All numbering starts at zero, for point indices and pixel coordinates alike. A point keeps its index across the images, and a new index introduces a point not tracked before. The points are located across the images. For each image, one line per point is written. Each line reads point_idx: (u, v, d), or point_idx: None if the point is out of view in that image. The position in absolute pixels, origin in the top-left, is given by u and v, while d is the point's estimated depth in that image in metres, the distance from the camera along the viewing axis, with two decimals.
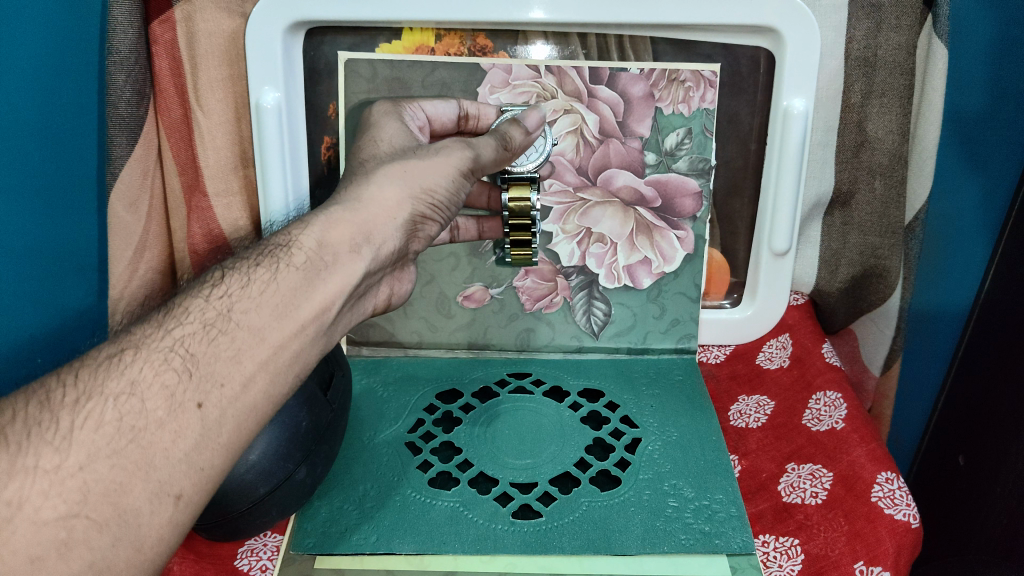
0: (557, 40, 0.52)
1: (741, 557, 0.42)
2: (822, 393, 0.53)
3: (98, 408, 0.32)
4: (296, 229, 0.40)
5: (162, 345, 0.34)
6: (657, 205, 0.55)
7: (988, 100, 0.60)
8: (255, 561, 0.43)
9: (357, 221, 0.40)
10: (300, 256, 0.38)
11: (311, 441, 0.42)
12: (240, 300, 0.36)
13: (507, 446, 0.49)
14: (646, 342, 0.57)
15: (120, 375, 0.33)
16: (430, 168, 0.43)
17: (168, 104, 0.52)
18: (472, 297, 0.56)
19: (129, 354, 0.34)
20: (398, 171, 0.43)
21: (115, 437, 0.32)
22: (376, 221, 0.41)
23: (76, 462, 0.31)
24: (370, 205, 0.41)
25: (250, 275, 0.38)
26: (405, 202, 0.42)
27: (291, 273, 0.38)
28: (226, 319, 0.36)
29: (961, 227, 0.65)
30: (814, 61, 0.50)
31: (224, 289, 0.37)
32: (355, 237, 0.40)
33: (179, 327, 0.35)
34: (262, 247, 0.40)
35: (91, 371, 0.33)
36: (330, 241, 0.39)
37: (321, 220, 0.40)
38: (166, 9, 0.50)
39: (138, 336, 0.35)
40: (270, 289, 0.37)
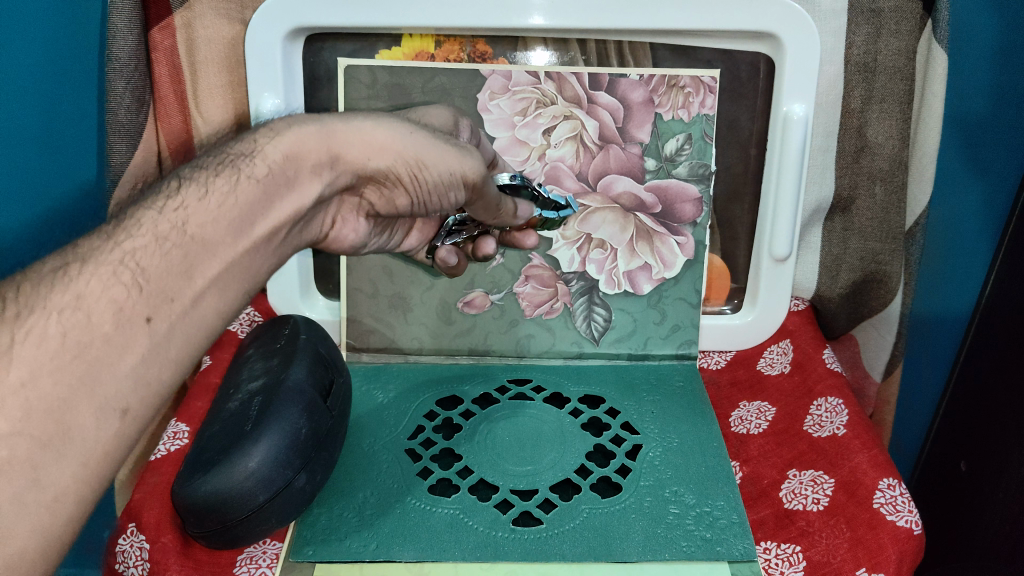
0: (556, 47, 0.52)
1: (742, 564, 0.42)
2: (823, 399, 0.52)
3: (40, 322, 0.29)
4: (262, 138, 0.36)
5: (111, 258, 0.31)
6: (657, 211, 0.54)
7: (990, 103, 0.60)
8: (254, 569, 0.42)
9: (330, 141, 0.37)
10: (262, 169, 0.35)
11: (310, 448, 0.42)
12: (195, 215, 0.33)
13: (501, 449, 0.49)
14: (647, 348, 0.57)
15: (65, 289, 0.30)
16: (431, 146, 0.40)
17: (168, 111, 0.53)
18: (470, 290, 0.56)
19: (75, 267, 0.31)
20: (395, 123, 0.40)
21: (59, 352, 0.29)
22: (351, 148, 0.38)
23: (17, 378, 0.28)
24: (354, 131, 0.38)
25: (208, 185, 0.34)
26: (392, 148, 0.39)
27: (251, 185, 0.34)
28: (180, 232, 0.32)
29: (962, 232, 0.65)
30: (813, 67, 0.50)
31: (181, 200, 0.33)
32: (322, 158, 0.37)
33: (130, 240, 0.32)
34: (220, 155, 0.35)
35: (36, 284, 0.30)
36: (297, 155, 0.36)
37: (292, 132, 0.36)
38: (166, 17, 0.50)
39: (86, 248, 0.31)
40: (230, 203, 0.34)
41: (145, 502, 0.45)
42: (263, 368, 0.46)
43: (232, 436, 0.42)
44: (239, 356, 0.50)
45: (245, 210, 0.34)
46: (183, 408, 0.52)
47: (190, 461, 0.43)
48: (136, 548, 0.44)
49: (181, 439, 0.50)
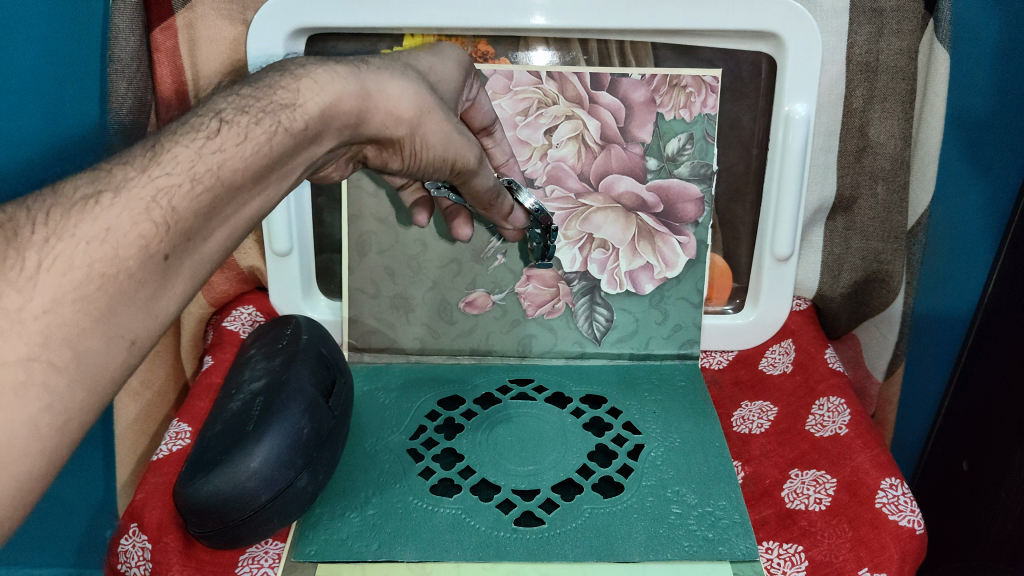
0: (557, 47, 0.53)
1: (744, 564, 0.42)
2: (825, 399, 0.52)
3: (68, 250, 0.28)
4: (302, 86, 0.35)
5: (144, 193, 0.30)
6: (659, 211, 0.54)
7: (991, 102, 0.60)
8: (255, 569, 0.42)
9: (363, 102, 0.37)
10: (299, 124, 0.34)
11: (312, 448, 0.42)
12: (232, 158, 0.32)
13: (501, 449, 0.49)
14: (649, 347, 0.57)
15: (94, 219, 0.29)
16: (444, 128, 0.41)
17: (169, 111, 0.53)
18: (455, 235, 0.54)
19: (107, 197, 0.29)
20: (422, 90, 0.40)
21: (83, 282, 0.28)
22: (377, 108, 0.38)
23: (40, 306, 0.27)
24: (384, 93, 0.38)
25: (248, 131, 0.33)
26: (411, 116, 0.39)
27: (285, 139, 0.34)
28: (214, 177, 0.31)
29: (964, 232, 0.64)
30: (814, 66, 0.50)
31: (218, 142, 0.32)
32: (349, 118, 0.37)
33: (165, 176, 0.30)
34: (262, 95, 0.34)
35: (64, 211, 0.29)
36: (329, 113, 0.35)
37: (330, 87, 0.36)
38: (167, 18, 0.51)
39: (118, 178, 0.30)
40: (265, 154, 0.33)
41: (147, 502, 0.45)
42: (264, 368, 0.46)
43: (233, 436, 0.42)
44: (240, 357, 0.50)
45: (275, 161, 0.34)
46: (184, 409, 0.52)
47: (191, 460, 0.43)
48: (137, 548, 0.43)
49: (182, 439, 0.50)
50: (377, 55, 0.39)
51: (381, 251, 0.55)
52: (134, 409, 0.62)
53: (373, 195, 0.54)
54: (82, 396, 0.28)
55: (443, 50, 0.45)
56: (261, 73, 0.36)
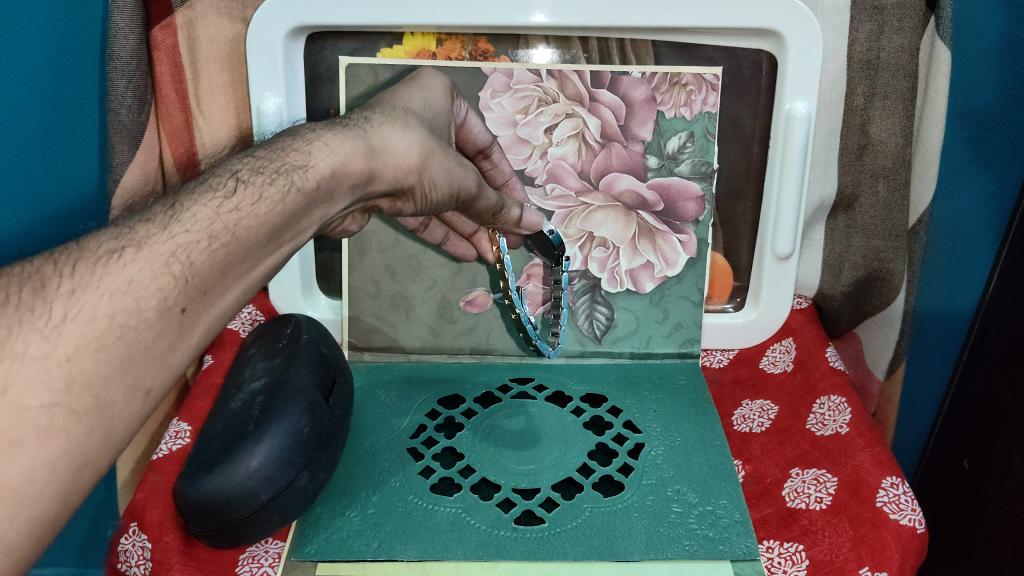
0: (557, 44, 0.52)
1: (745, 563, 0.42)
2: (827, 398, 0.52)
3: (92, 301, 0.29)
4: (311, 148, 0.36)
5: (164, 247, 0.31)
6: (659, 209, 0.54)
7: (994, 98, 0.59)
8: (255, 569, 0.42)
9: (371, 160, 0.39)
10: (312, 185, 0.35)
11: (312, 447, 0.42)
12: (248, 217, 0.33)
13: (500, 449, 0.49)
14: (649, 346, 0.57)
15: (117, 272, 0.30)
16: (448, 165, 0.43)
17: (169, 109, 0.53)
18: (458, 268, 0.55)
19: (129, 252, 0.30)
20: (426, 138, 0.42)
21: (104, 330, 0.29)
22: (386, 164, 0.40)
23: (64, 352, 0.28)
24: (388, 150, 0.40)
25: (262, 190, 0.34)
26: (416, 169, 0.41)
27: (298, 197, 0.35)
28: (230, 233, 0.33)
29: (967, 230, 0.64)
30: (815, 63, 0.50)
31: (234, 202, 0.33)
32: (360, 177, 0.38)
33: (184, 232, 0.32)
34: (272, 158, 0.36)
35: (88, 265, 0.30)
36: (339, 173, 0.37)
37: (339, 147, 0.37)
38: (167, 15, 0.50)
39: (141, 233, 0.31)
40: (279, 211, 0.34)
41: (147, 502, 0.45)
42: (265, 368, 0.46)
43: (233, 436, 0.42)
44: (240, 356, 0.49)
45: (289, 220, 0.35)
46: (184, 408, 0.52)
47: (192, 460, 0.43)
48: (137, 548, 0.43)
49: (182, 438, 0.50)
50: (377, 108, 0.41)
51: (382, 249, 0.55)
52: None
53: None
54: (89, 394, 0.28)
55: (425, 75, 0.46)
56: (275, 138, 0.38)
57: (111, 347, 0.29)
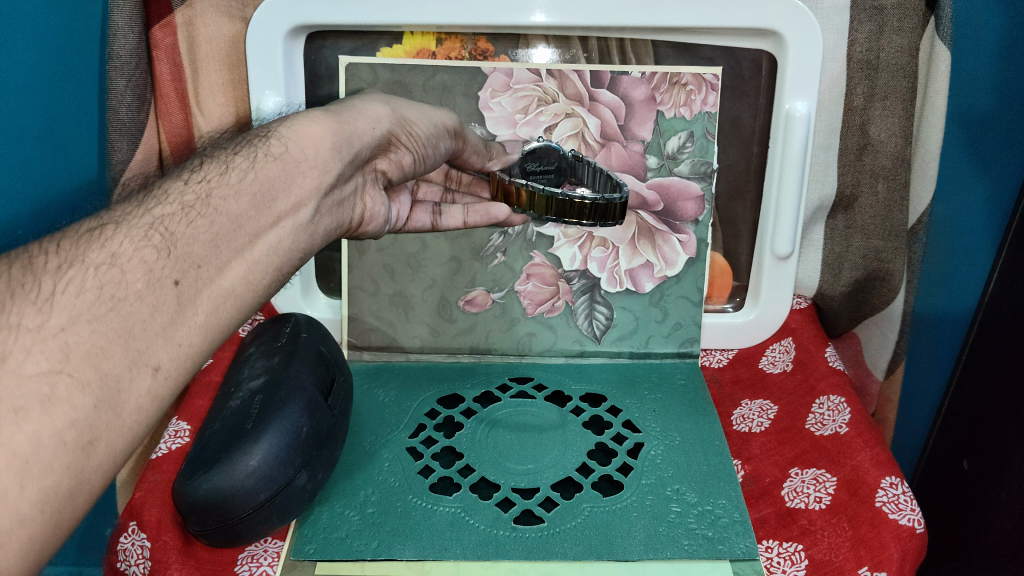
0: (557, 44, 0.52)
1: (744, 563, 0.42)
2: (826, 397, 0.52)
3: (80, 275, 0.30)
4: (276, 125, 0.38)
5: (142, 222, 0.32)
6: (659, 209, 0.54)
7: (993, 100, 0.60)
8: (254, 568, 0.42)
9: (343, 123, 0.40)
10: (279, 147, 0.37)
11: (311, 446, 0.42)
12: (219, 186, 0.34)
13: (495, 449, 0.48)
14: (649, 346, 0.57)
15: (101, 247, 0.31)
16: (417, 109, 0.46)
17: (169, 108, 0.53)
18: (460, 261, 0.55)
19: (109, 228, 0.32)
20: (389, 102, 0.44)
21: (95, 304, 0.29)
22: (359, 124, 0.41)
23: (57, 323, 0.28)
24: (356, 111, 0.42)
25: (228, 163, 0.36)
26: (387, 115, 0.43)
27: (268, 161, 0.36)
28: (204, 203, 0.34)
29: (966, 230, 0.64)
30: (816, 61, 0.50)
31: (203, 176, 0.35)
32: (336, 138, 0.39)
33: (159, 207, 0.33)
34: (241, 141, 0.38)
35: (73, 242, 0.31)
36: (306, 135, 0.38)
37: (301, 118, 0.38)
38: (167, 14, 0.51)
39: (119, 213, 0.33)
40: (250, 175, 0.35)
41: (146, 499, 0.45)
42: (264, 366, 0.46)
43: (232, 435, 0.42)
44: (239, 355, 0.49)
45: (268, 184, 0.35)
46: (184, 407, 0.52)
47: (191, 458, 0.43)
48: (137, 547, 0.43)
49: (182, 437, 0.50)
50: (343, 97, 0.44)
51: (381, 248, 0.55)
52: None
53: None
54: (87, 373, 0.29)
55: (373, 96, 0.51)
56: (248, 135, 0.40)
57: (105, 320, 0.29)
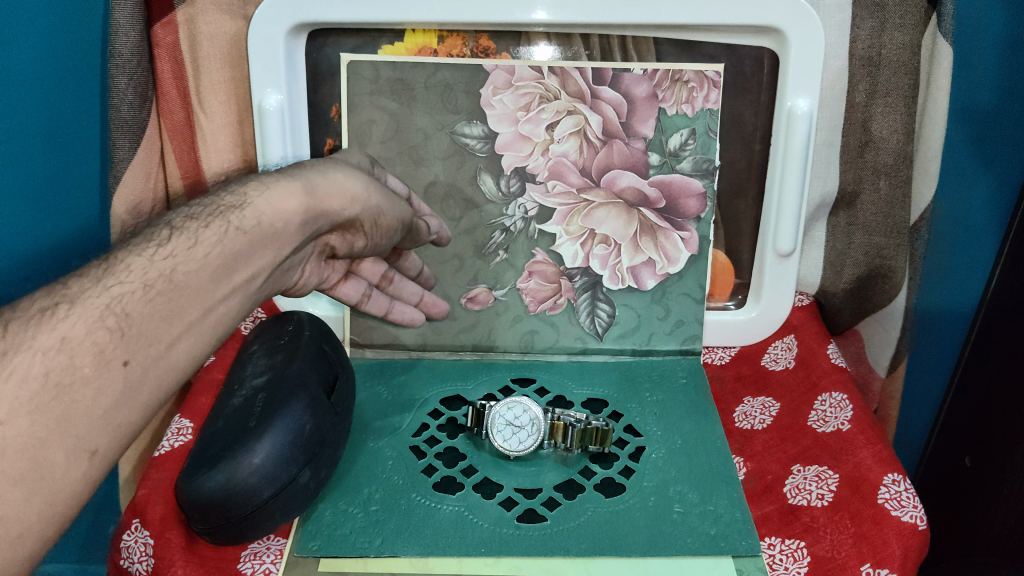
0: (559, 42, 0.52)
1: (747, 560, 0.42)
2: (828, 394, 0.52)
3: (25, 361, 0.32)
4: (250, 189, 0.41)
5: (98, 301, 0.34)
6: (662, 206, 0.54)
7: (996, 96, 0.60)
8: (257, 565, 0.42)
9: (318, 198, 0.43)
10: (250, 221, 0.40)
11: (314, 445, 0.42)
12: (184, 262, 0.37)
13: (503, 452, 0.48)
14: (651, 343, 0.57)
15: (50, 329, 0.33)
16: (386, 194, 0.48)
17: (171, 107, 0.53)
18: (365, 298, 0.54)
19: (62, 308, 0.34)
20: (365, 180, 0.46)
21: None
22: (332, 199, 0.44)
23: None
24: (331, 183, 0.44)
25: (196, 235, 0.38)
26: (359, 193, 0.46)
27: (237, 236, 0.39)
28: (166, 281, 0.36)
29: (969, 227, 0.64)
30: (818, 60, 0.50)
31: (170, 248, 0.37)
32: (308, 214, 0.43)
33: (118, 284, 0.35)
34: (213, 203, 0.40)
35: (22, 323, 0.33)
36: (279, 209, 0.41)
37: (279, 187, 0.42)
38: (168, 12, 0.51)
39: (73, 289, 0.35)
40: (217, 252, 0.38)
41: (149, 497, 0.45)
42: (266, 364, 0.46)
43: (235, 433, 0.42)
44: (242, 353, 0.49)
45: (232, 259, 0.39)
46: (187, 405, 0.52)
47: (193, 457, 0.42)
48: (140, 544, 0.43)
49: (184, 435, 0.50)
50: (318, 159, 0.46)
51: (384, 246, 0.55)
52: None
53: None
54: None
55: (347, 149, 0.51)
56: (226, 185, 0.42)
57: None
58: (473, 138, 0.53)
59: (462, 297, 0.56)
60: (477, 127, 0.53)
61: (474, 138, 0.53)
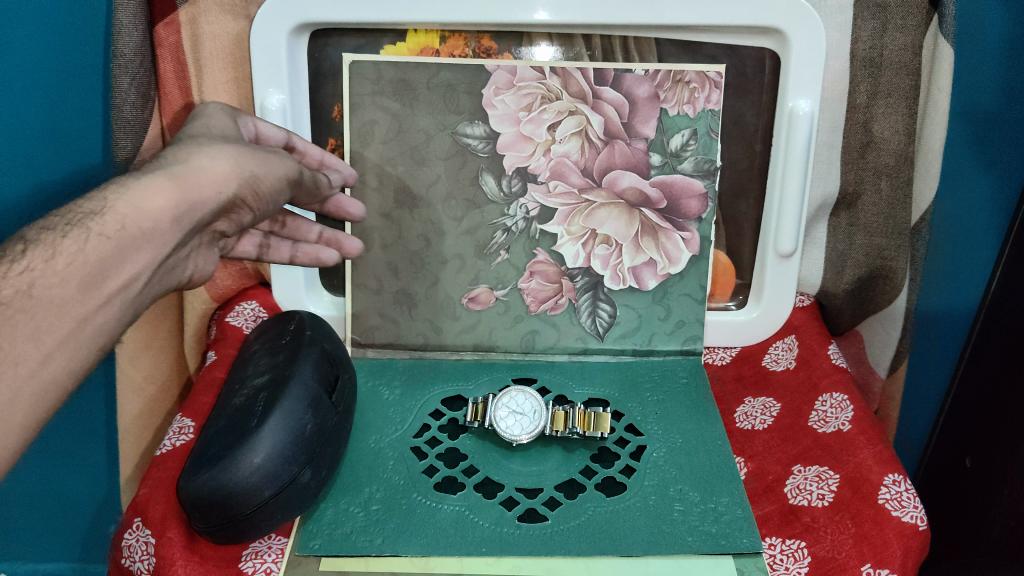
0: (561, 42, 0.52)
1: (748, 559, 0.42)
2: (828, 395, 0.52)
3: None
4: (109, 193, 0.38)
5: None
6: (663, 207, 0.54)
7: (998, 98, 0.60)
8: (258, 564, 0.42)
9: (185, 188, 0.40)
10: (113, 226, 0.37)
11: (315, 444, 0.43)
12: (43, 279, 0.36)
13: (504, 438, 0.48)
14: (652, 344, 0.57)
15: None
16: (265, 164, 0.44)
17: (173, 107, 0.53)
18: (265, 249, 0.53)
19: None
20: (238, 156, 0.43)
21: None
22: (203, 188, 0.41)
23: None
24: (196, 170, 0.41)
25: (55, 248, 0.36)
26: (232, 175, 0.42)
27: (100, 242, 0.37)
28: (24, 297, 0.35)
29: (970, 227, 0.64)
30: (819, 62, 0.50)
31: (26, 264, 0.36)
32: (178, 206, 0.40)
33: None
34: (70, 212, 0.38)
35: None
36: (143, 207, 0.39)
37: (140, 185, 0.39)
38: (171, 12, 0.51)
39: None
40: (78, 261, 0.36)
41: (150, 496, 0.45)
42: (267, 364, 0.46)
43: (235, 432, 0.42)
44: (244, 353, 0.49)
45: (99, 268, 0.37)
46: (188, 403, 0.52)
47: (194, 456, 0.42)
48: (142, 543, 0.43)
49: (186, 434, 0.49)
50: (182, 141, 0.42)
51: (385, 247, 0.55)
52: (138, 404, 0.62)
53: (377, 191, 0.54)
54: None
55: (210, 111, 0.47)
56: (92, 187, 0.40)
57: None
58: (474, 138, 0.53)
59: (464, 297, 0.56)
60: (478, 127, 0.53)
61: (475, 138, 0.53)
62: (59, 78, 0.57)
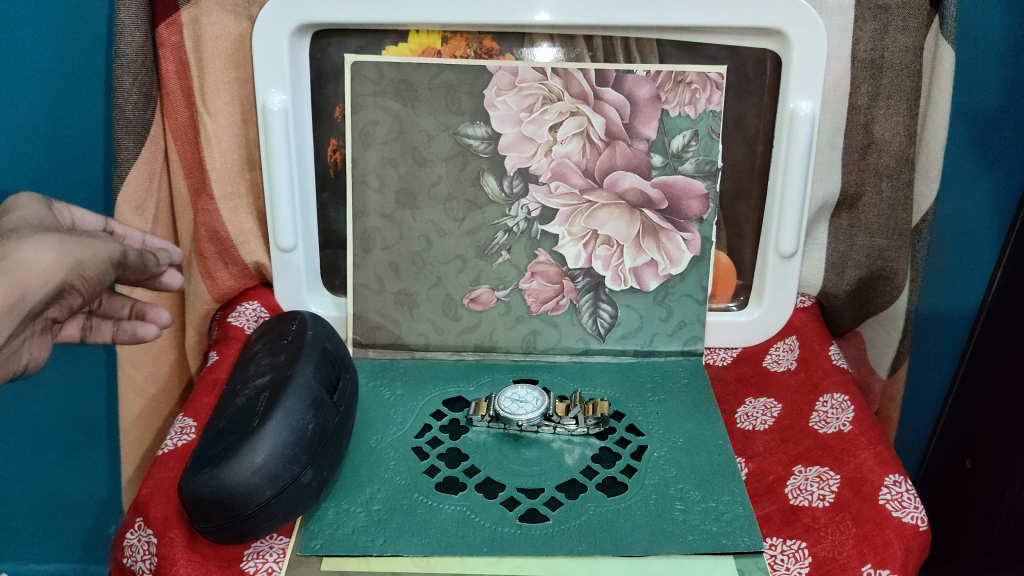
0: (562, 43, 0.52)
1: (748, 559, 0.43)
2: (829, 396, 0.52)
3: None
4: None
5: None
6: (664, 207, 0.54)
7: (999, 98, 0.60)
8: (260, 564, 0.42)
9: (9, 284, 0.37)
10: None
11: (317, 444, 0.43)
12: None
13: (500, 414, 0.50)
14: (653, 344, 0.57)
15: None
16: (94, 250, 0.41)
17: (175, 107, 0.53)
18: (88, 329, 0.48)
19: None
20: (65, 246, 0.40)
21: None
22: (30, 285, 0.38)
23: None
24: (20, 266, 0.37)
25: None
26: (59, 265, 0.39)
27: None
28: None
29: (971, 228, 0.64)
30: (820, 63, 0.50)
31: None
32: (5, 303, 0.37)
33: None
34: None
35: None
36: None
37: None
38: (172, 12, 0.51)
39: None
40: None
41: (152, 497, 0.45)
42: (269, 364, 0.46)
43: (236, 432, 0.42)
44: (245, 353, 0.49)
45: None
46: (190, 404, 0.52)
47: (195, 455, 0.42)
48: (142, 543, 0.44)
49: (188, 434, 0.49)
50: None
51: (386, 247, 0.55)
52: (139, 404, 0.62)
53: (378, 191, 0.54)
54: None
55: (22, 201, 0.43)
56: None
57: None
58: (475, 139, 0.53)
59: (466, 297, 0.56)
60: (478, 128, 0.53)
61: (476, 138, 0.53)
62: (60, 77, 0.58)
